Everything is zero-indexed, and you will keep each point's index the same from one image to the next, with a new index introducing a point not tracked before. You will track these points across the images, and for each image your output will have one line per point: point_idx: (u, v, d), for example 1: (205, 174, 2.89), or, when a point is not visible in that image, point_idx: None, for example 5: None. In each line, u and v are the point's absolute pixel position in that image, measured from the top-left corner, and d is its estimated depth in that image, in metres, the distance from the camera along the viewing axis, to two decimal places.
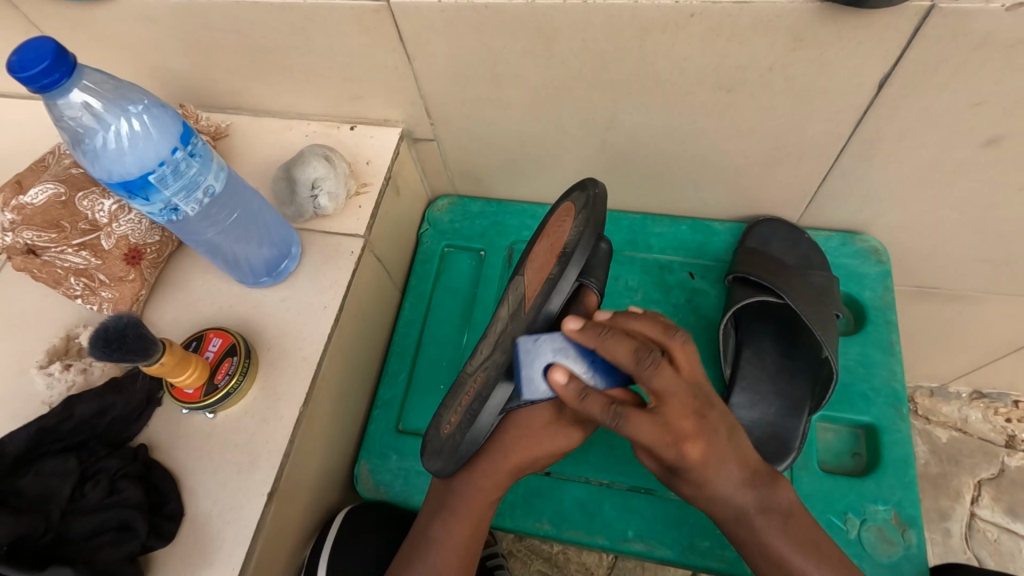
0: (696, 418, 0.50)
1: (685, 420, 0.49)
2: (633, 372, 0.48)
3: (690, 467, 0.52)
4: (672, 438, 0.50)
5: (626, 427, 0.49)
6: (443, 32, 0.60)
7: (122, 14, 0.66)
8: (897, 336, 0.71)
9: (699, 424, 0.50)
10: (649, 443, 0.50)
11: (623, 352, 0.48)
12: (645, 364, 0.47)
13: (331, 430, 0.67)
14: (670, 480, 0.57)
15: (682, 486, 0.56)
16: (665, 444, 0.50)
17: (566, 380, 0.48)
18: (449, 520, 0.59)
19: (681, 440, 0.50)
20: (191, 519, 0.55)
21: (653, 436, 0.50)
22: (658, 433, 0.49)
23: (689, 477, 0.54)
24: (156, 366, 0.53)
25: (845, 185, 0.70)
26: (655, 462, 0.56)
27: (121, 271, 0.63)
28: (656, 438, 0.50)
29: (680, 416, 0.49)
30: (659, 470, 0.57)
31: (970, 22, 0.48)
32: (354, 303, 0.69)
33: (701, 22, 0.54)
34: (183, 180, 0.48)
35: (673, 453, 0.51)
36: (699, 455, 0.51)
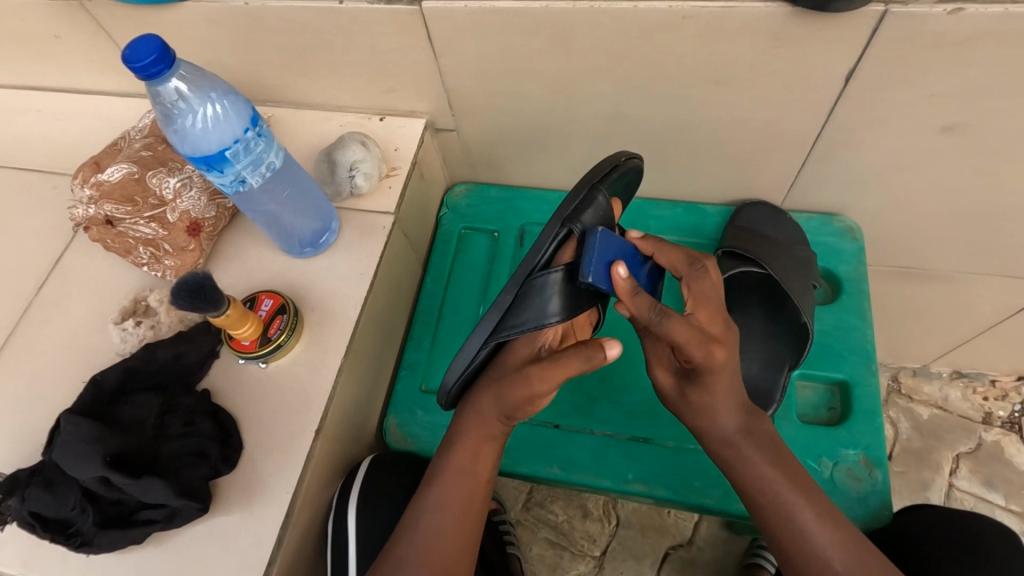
0: (722, 327, 0.60)
1: (715, 326, 0.59)
2: (685, 277, 0.62)
3: (712, 368, 0.59)
4: (704, 338, 0.57)
5: (669, 323, 0.56)
6: (469, 33, 0.69)
7: (185, 17, 0.75)
8: (869, 304, 0.80)
9: (725, 332, 0.60)
10: (687, 342, 0.57)
11: (677, 258, 0.63)
12: (697, 267, 0.62)
13: (365, 385, 0.76)
14: (683, 399, 0.63)
15: (695, 399, 0.62)
16: (698, 343, 0.57)
17: (627, 275, 0.57)
18: (470, 450, 0.65)
19: (711, 339, 0.58)
20: (249, 451, 0.64)
21: (705, 317, 0.59)
22: (694, 333, 0.57)
23: (703, 385, 0.61)
24: (222, 317, 0.62)
25: (823, 170, 0.79)
26: (671, 375, 0.63)
27: (183, 242, 0.71)
28: (691, 338, 0.57)
29: (710, 322, 0.59)
30: (671, 386, 0.64)
31: (919, 24, 0.57)
32: (386, 272, 0.78)
33: (692, 24, 0.63)
34: (251, 156, 0.57)
35: (703, 353, 0.58)
36: (723, 359, 0.59)
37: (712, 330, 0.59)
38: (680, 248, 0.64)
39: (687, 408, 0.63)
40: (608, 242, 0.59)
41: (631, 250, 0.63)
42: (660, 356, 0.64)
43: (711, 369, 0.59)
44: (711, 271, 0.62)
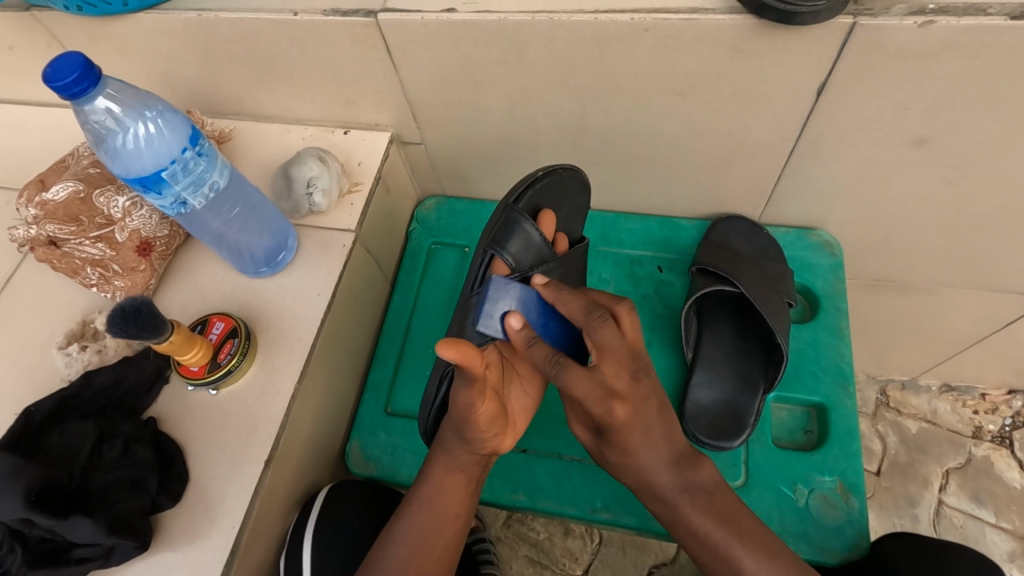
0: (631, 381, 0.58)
1: (618, 379, 0.57)
2: (583, 328, 0.58)
3: (617, 427, 0.57)
4: (605, 395, 0.56)
5: (564, 375, 0.56)
6: (427, 44, 0.67)
7: (138, 29, 0.73)
8: (846, 321, 0.77)
9: (631, 386, 0.58)
10: (585, 400, 0.56)
11: (575, 307, 0.59)
12: (593, 317, 0.57)
13: (324, 409, 0.73)
14: (601, 451, 0.62)
15: (612, 456, 0.61)
16: (598, 401, 0.56)
17: (520, 326, 0.59)
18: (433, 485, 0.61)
19: (614, 396, 0.56)
20: (195, 481, 0.61)
21: (586, 391, 0.56)
22: (596, 388, 0.56)
23: (617, 444, 0.59)
24: (164, 344, 0.59)
25: (798, 183, 0.76)
26: (588, 432, 0.63)
27: (133, 262, 0.69)
28: (590, 396, 0.56)
29: (613, 376, 0.57)
30: (590, 441, 0.63)
31: (885, 36, 0.55)
32: (347, 291, 0.75)
33: (653, 36, 0.60)
34: (192, 176, 0.54)
35: (603, 410, 0.56)
36: (626, 416, 0.57)
37: (618, 386, 0.57)
38: (580, 297, 0.60)
39: (603, 460, 0.63)
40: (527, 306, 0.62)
41: (535, 299, 0.63)
42: (575, 412, 0.63)
43: (619, 427, 0.58)
44: (627, 318, 0.59)
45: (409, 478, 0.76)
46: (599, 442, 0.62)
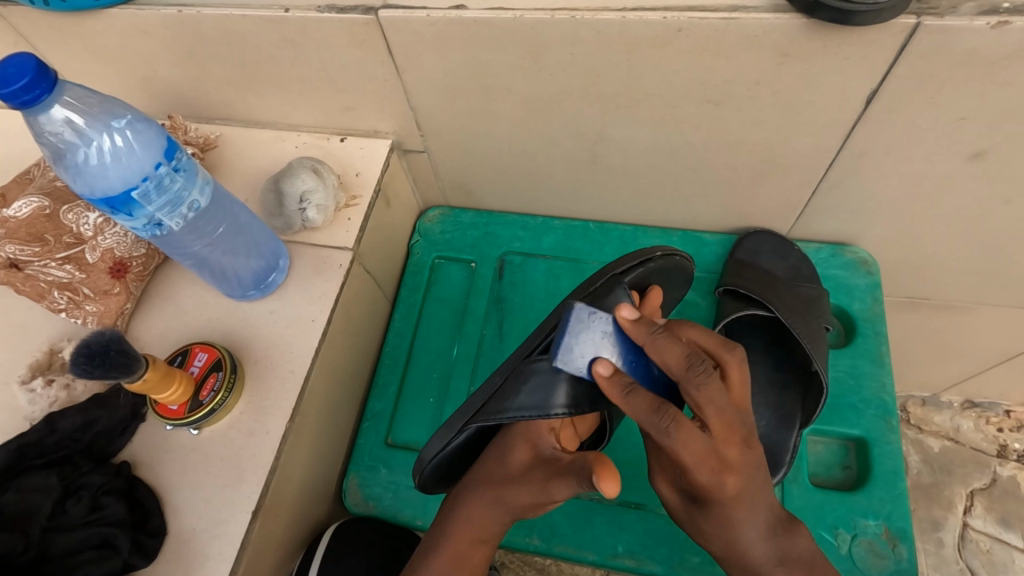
0: (740, 450, 0.46)
1: (732, 447, 0.45)
2: (683, 383, 0.45)
3: (722, 501, 0.47)
4: (715, 452, 0.44)
5: (704, 393, 0.44)
6: (434, 46, 0.60)
7: (113, 26, 0.66)
8: (886, 347, 0.72)
9: (746, 454, 0.46)
10: (694, 464, 0.44)
11: (674, 356, 0.46)
12: (694, 369, 0.44)
13: (321, 444, 0.67)
14: (691, 515, 0.51)
15: (705, 525, 0.50)
16: (708, 467, 0.45)
17: (612, 370, 0.47)
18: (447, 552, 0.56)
19: (723, 464, 0.45)
20: (174, 535, 0.55)
21: (700, 453, 0.44)
22: (705, 453, 0.44)
23: (715, 514, 0.49)
24: (138, 382, 0.52)
25: (833, 198, 0.71)
26: (677, 491, 0.51)
27: (106, 285, 0.62)
28: (701, 459, 0.44)
29: (727, 442, 0.45)
30: (678, 504, 0.52)
31: (952, 38, 0.49)
32: (344, 314, 0.69)
33: (687, 37, 0.54)
34: (167, 195, 0.48)
35: (711, 476, 0.45)
36: (734, 490, 0.46)
37: (727, 453, 0.45)
38: (678, 343, 0.47)
39: (693, 525, 0.52)
40: (586, 335, 0.50)
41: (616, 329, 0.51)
42: (664, 470, 0.52)
43: (722, 499, 0.47)
44: (734, 367, 0.47)
45: (413, 518, 0.69)
46: (697, 509, 0.50)
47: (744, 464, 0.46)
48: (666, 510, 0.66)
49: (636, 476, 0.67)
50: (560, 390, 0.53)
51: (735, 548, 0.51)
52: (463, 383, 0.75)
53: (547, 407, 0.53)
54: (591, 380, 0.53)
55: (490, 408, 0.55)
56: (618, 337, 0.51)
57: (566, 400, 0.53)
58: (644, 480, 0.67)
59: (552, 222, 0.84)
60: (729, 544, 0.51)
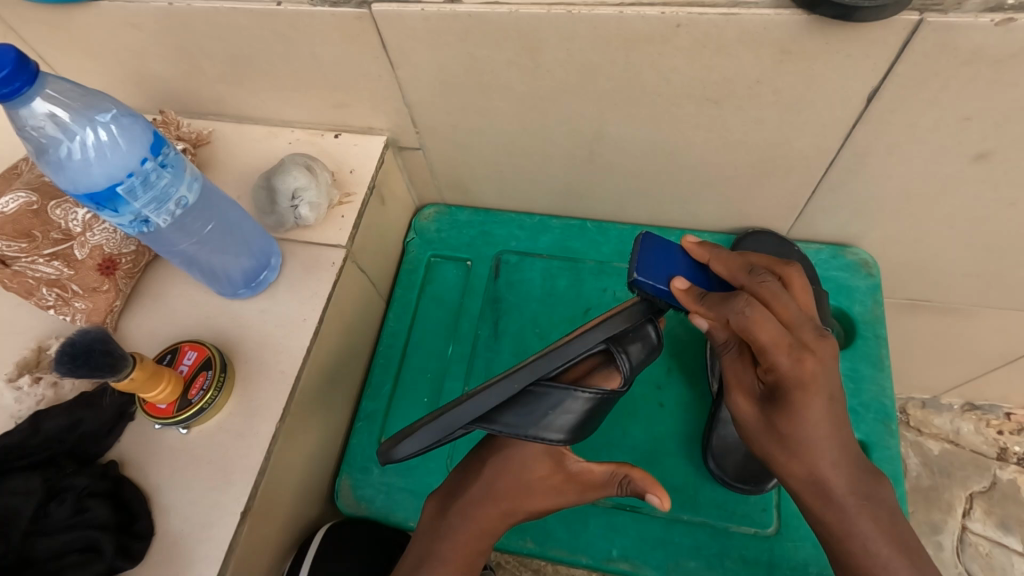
0: (791, 355, 0.47)
1: (807, 331, 0.48)
2: (746, 286, 0.53)
3: (800, 383, 0.47)
4: (797, 345, 0.48)
5: (766, 286, 0.51)
6: (428, 41, 0.59)
7: (104, 19, 0.65)
8: (886, 350, 0.71)
9: (819, 339, 0.48)
10: (771, 347, 0.48)
11: (735, 265, 0.56)
12: (757, 274, 0.53)
13: (312, 444, 0.66)
14: (774, 429, 0.50)
15: (788, 430, 0.49)
16: (787, 352, 0.47)
17: (699, 243, 0.60)
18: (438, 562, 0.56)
19: (802, 346, 0.48)
20: (161, 538, 0.54)
21: (772, 334, 0.48)
22: (779, 337, 0.48)
23: (788, 406, 0.49)
24: (125, 381, 0.51)
25: (834, 198, 0.70)
26: (753, 403, 0.52)
27: (94, 282, 0.61)
28: (776, 342, 0.48)
29: (801, 327, 0.49)
30: (755, 420, 0.52)
31: (957, 36, 0.48)
32: (337, 313, 0.68)
33: (687, 34, 0.53)
34: (154, 191, 0.47)
35: (792, 360, 0.47)
36: (815, 371, 0.47)
37: (806, 338, 0.48)
38: (741, 257, 0.57)
39: (776, 445, 0.50)
40: (656, 252, 0.58)
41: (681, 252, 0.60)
42: (741, 379, 0.53)
43: (797, 384, 0.48)
44: (793, 275, 0.54)
45: (405, 520, 0.69)
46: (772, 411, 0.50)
47: (827, 354, 0.48)
48: (662, 513, 0.65)
49: None
50: (558, 416, 0.51)
51: (805, 458, 0.49)
52: (457, 384, 0.75)
53: (540, 431, 0.51)
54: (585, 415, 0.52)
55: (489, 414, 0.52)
56: (686, 262, 0.60)
57: (562, 429, 0.52)
58: None
59: (549, 222, 0.83)
60: (814, 468, 0.49)
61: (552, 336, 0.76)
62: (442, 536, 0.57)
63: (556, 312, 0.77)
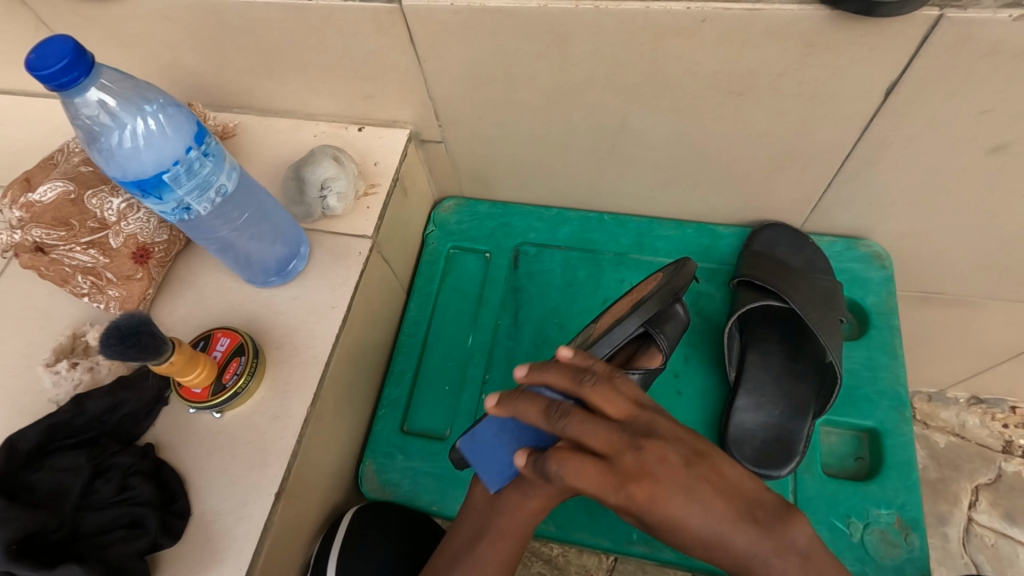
0: (631, 453, 0.48)
1: (608, 487, 0.48)
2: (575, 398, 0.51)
3: (630, 480, 0.48)
4: (619, 481, 0.48)
5: (569, 427, 0.49)
6: (458, 35, 0.61)
7: (139, 12, 0.66)
8: (900, 340, 0.73)
9: (638, 459, 0.48)
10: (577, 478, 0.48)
11: (540, 406, 0.51)
12: (583, 382, 0.51)
13: (340, 429, 0.68)
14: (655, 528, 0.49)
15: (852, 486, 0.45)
16: (611, 490, 0.48)
17: (574, 354, 0.53)
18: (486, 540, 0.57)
19: (632, 446, 0.48)
20: (198, 517, 0.55)
21: (602, 442, 0.49)
22: (604, 473, 0.48)
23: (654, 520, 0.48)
24: (164, 365, 0.53)
25: (849, 191, 0.71)
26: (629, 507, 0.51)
27: (129, 270, 0.63)
28: (588, 468, 0.48)
29: (602, 482, 0.48)
30: (638, 523, 0.51)
31: (977, 30, 0.49)
32: (363, 301, 0.69)
33: (712, 28, 0.54)
34: (196, 179, 0.48)
35: (621, 497, 0.48)
36: (648, 494, 0.48)
37: (626, 464, 0.48)
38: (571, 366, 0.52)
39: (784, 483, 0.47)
40: (483, 449, 0.58)
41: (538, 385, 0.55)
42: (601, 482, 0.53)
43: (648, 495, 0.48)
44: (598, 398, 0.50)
45: (429, 504, 0.70)
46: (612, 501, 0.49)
47: (654, 465, 0.48)
48: None
49: None
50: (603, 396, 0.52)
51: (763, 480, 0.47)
52: (478, 372, 0.76)
53: (589, 412, 0.51)
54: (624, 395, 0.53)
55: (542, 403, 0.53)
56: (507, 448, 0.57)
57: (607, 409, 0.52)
58: None
59: (567, 214, 0.84)
60: None
61: (572, 325, 0.77)
62: (489, 518, 0.60)
63: (576, 303, 0.79)
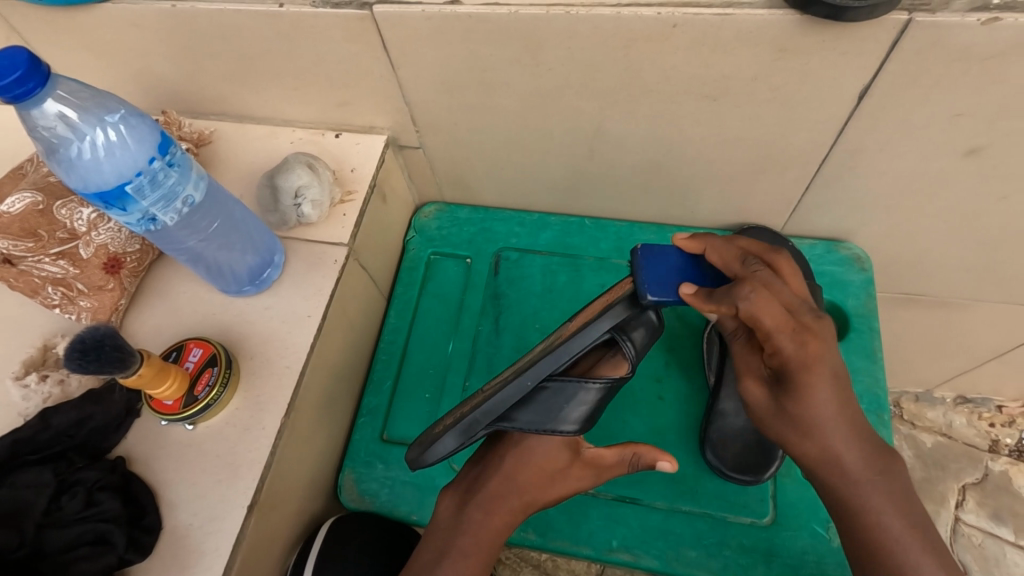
0: (801, 320, 0.50)
1: (802, 315, 0.51)
2: (744, 277, 0.53)
3: (803, 365, 0.49)
4: (790, 318, 0.50)
5: (754, 297, 0.50)
6: (432, 41, 0.60)
7: (111, 20, 0.66)
8: (879, 343, 0.73)
9: (812, 317, 0.51)
10: (775, 330, 0.50)
11: (726, 286, 0.53)
12: (744, 289, 0.50)
13: (317, 439, 0.67)
14: (780, 412, 0.52)
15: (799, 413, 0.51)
16: (783, 332, 0.50)
17: (696, 287, 0.54)
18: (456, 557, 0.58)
19: (804, 328, 0.50)
20: (169, 532, 0.55)
21: (776, 320, 0.49)
22: (784, 317, 0.49)
23: (794, 387, 0.51)
24: (133, 377, 0.52)
25: (827, 194, 0.71)
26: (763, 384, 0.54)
27: (100, 280, 0.62)
28: (778, 326, 0.49)
29: (792, 308, 0.51)
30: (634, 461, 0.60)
31: (946, 35, 0.49)
32: (340, 310, 0.68)
33: (683, 33, 0.54)
34: (162, 190, 0.48)
35: (796, 344, 0.50)
36: (814, 353, 0.50)
37: (807, 336, 0.50)
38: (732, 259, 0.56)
39: (787, 424, 0.52)
40: (657, 260, 0.56)
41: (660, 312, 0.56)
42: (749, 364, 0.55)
43: (800, 365, 0.50)
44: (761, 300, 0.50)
45: (408, 514, 0.69)
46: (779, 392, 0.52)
47: (824, 330, 0.50)
48: (661, 504, 0.66)
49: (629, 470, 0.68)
50: (575, 409, 0.54)
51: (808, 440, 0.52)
52: (458, 379, 0.76)
53: (562, 424, 0.54)
54: (597, 406, 0.55)
55: (510, 413, 0.54)
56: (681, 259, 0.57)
57: (578, 420, 0.54)
58: (637, 475, 0.67)
59: (548, 219, 0.84)
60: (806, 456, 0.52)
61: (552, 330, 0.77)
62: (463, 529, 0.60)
63: (556, 308, 0.78)
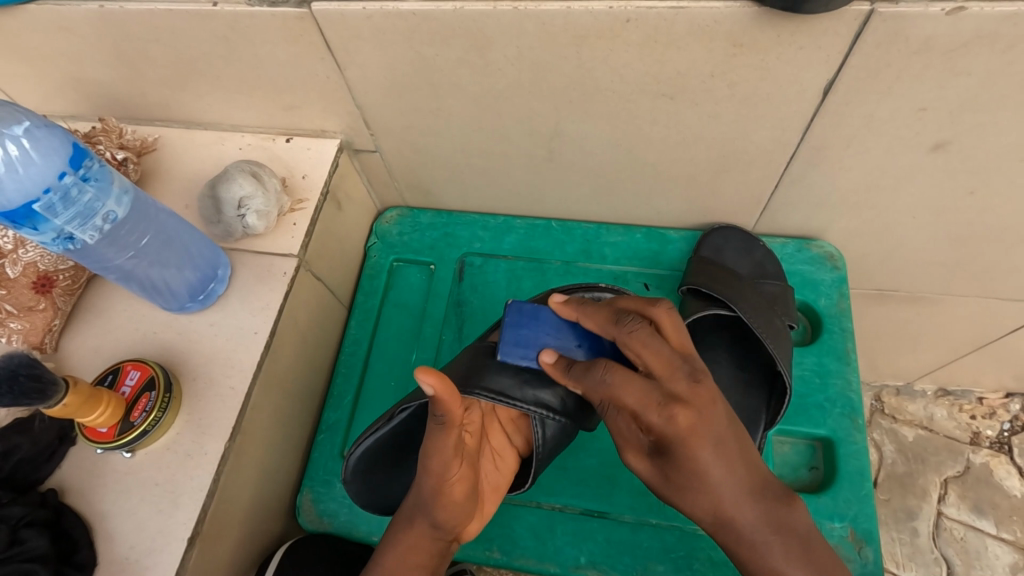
0: (687, 382, 0.46)
1: (676, 382, 0.46)
2: (617, 336, 0.51)
3: (678, 439, 0.45)
4: (663, 398, 0.46)
5: (634, 332, 0.50)
6: (374, 40, 0.57)
7: (38, 24, 0.62)
8: (853, 344, 0.71)
9: (693, 390, 0.46)
10: (638, 408, 0.47)
11: (602, 318, 0.54)
12: (624, 323, 0.51)
13: (270, 461, 0.64)
14: (667, 482, 0.48)
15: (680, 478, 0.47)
16: (654, 407, 0.46)
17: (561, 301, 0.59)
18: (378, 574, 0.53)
19: (673, 400, 0.46)
20: (104, 567, 0.52)
21: (660, 363, 0.48)
22: (644, 393, 0.46)
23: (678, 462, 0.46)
24: (58, 407, 0.49)
25: (796, 191, 0.68)
26: (646, 461, 0.49)
27: (30, 300, 0.59)
28: (642, 399, 0.46)
29: (670, 378, 0.47)
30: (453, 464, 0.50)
31: (908, 27, 0.47)
32: (291, 324, 0.65)
33: (637, 28, 0.51)
34: (76, 207, 0.45)
35: (662, 418, 0.46)
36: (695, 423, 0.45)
37: (675, 390, 0.46)
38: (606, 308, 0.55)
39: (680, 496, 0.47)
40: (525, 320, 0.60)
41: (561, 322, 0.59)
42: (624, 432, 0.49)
43: (676, 439, 0.45)
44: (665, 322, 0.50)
45: (368, 534, 0.67)
46: (666, 467, 0.47)
47: (704, 404, 0.46)
48: (629, 517, 0.64)
49: (597, 482, 0.66)
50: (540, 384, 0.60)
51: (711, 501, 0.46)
52: None
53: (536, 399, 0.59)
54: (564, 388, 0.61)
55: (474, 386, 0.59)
56: (557, 319, 0.60)
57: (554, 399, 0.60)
58: (605, 487, 0.65)
59: (512, 222, 0.81)
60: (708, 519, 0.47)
61: None
62: None
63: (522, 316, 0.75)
